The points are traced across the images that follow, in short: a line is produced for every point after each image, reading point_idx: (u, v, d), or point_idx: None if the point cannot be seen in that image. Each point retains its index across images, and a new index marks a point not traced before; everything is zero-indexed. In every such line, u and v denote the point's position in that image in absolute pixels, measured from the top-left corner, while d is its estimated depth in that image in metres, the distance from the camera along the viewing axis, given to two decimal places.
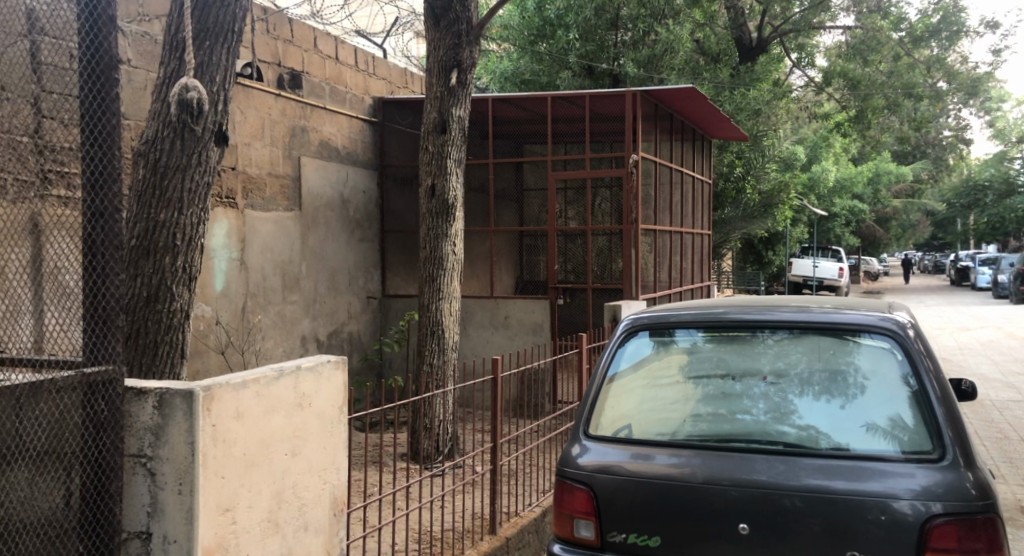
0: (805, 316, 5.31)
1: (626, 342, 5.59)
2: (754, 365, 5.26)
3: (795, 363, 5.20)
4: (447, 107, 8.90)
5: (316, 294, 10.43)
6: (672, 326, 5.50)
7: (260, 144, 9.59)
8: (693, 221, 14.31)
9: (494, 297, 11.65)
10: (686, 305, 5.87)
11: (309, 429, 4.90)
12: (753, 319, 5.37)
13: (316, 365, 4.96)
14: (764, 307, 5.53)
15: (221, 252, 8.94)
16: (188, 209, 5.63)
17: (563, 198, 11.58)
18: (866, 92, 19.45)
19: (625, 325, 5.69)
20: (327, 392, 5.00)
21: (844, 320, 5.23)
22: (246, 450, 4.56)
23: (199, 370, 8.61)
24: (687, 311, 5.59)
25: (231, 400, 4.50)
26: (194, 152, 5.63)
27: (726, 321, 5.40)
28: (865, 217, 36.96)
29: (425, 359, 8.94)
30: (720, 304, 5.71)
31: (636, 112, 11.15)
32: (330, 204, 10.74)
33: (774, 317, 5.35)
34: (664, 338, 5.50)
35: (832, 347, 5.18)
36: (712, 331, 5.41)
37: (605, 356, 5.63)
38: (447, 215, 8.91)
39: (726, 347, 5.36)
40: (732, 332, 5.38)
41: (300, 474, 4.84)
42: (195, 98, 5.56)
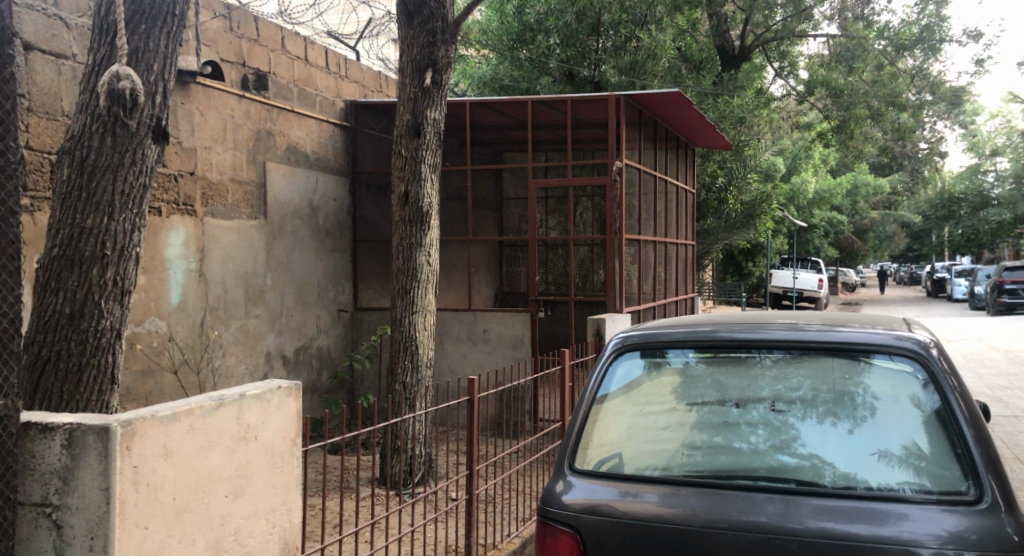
0: (809, 333, 4.79)
1: (615, 362, 5.05)
2: (754, 388, 4.75)
3: (799, 386, 4.69)
4: (421, 109, 8.37)
5: (282, 307, 9.86)
6: (663, 345, 4.97)
7: (222, 148, 9.03)
8: (676, 231, 13.80)
9: (471, 310, 11.03)
10: (681, 321, 5.33)
11: (256, 465, 4.35)
12: (753, 337, 4.84)
13: (265, 393, 4.41)
14: (765, 322, 5.00)
15: (177, 263, 8.37)
16: (119, 214, 5.30)
17: (545, 207, 11.07)
18: (850, 102, 18.98)
19: (613, 343, 5.15)
20: (278, 424, 4.46)
21: (852, 338, 4.71)
22: (177, 494, 4.02)
23: (153, 391, 8.04)
24: (680, 329, 5.05)
25: (158, 437, 3.97)
26: (128, 148, 5.33)
27: (723, 340, 4.86)
28: (845, 229, 36.59)
29: (396, 379, 8.37)
30: (717, 320, 5.18)
31: (620, 117, 10.63)
32: (298, 212, 10.18)
33: (775, 334, 4.83)
34: (655, 359, 4.97)
35: (846, 371, 4.66)
36: (707, 352, 4.88)
37: (591, 379, 5.10)
38: (421, 223, 8.36)
39: (723, 368, 4.83)
40: (729, 353, 4.85)
41: (244, 518, 4.29)
42: (127, 88, 5.26)
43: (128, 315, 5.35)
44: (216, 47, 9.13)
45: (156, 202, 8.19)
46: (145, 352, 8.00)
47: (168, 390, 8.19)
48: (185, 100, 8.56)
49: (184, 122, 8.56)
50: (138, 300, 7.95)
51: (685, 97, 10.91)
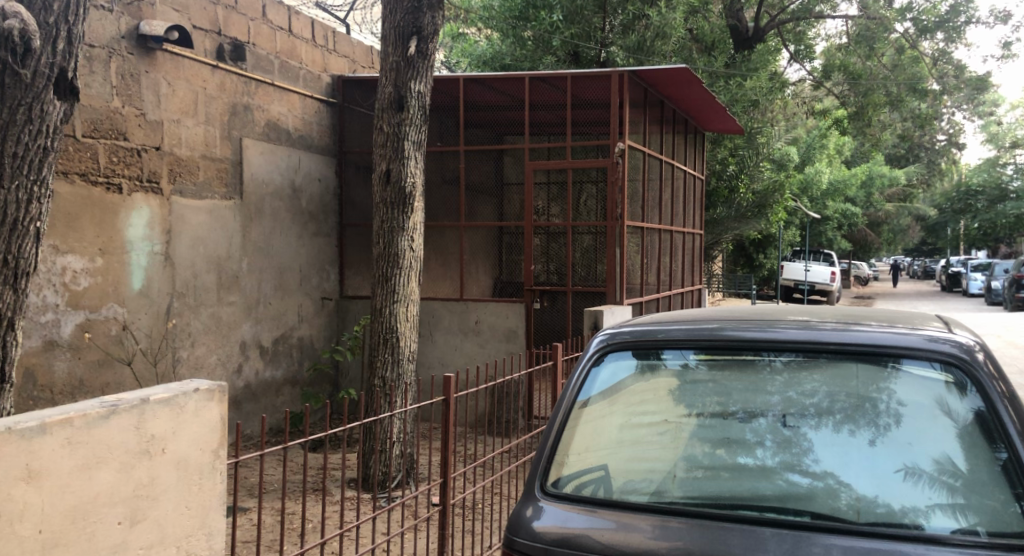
0: (826, 333, 4.13)
1: (601, 364, 4.40)
2: (760, 394, 4.09)
3: (813, 392, 4.03)
4: (404, 80, 7.70)
5: (259, 295, 9.21)
6: (658, 345, 4.31)
7: (192, 122, 8.39)
8: (683, 220, 13.06)
9: (463, 299, 10.31)
10: (677, 317, 4.67)
11: (162, 483, 3.80)
12: (760, 337, 4.18)
13: (174, 396, 3.85)
14: (775, 321, 4.34)
15: (139, 245, 7.73)
16: (9, 182, 4.76)
17: (545, 192, 10.34)
18: (867, 88, 18.03)
19: (599, 342, 4.49)
20: (192, 432, 3.90)
21: (876, 340, 4.05)
22: (46, 524, 3.49)
23: (110, 384, 7.44)
24: (676, 327, 4.39)
25: (22, 455, 3.44)
26: (20, 102, 4.79)
27: (726, 341, 4.21)
28: (859, 220, 35.72)
29: (374, 373, 7.69)
30: (720, 316, 4.52)
31: (624, 94, 9.92)
32: (279, 192, 9.52)
33: (786, 334, 4.17)
34: (646, 360, 4.31)
35: (870, 379, 4.00)
36: (707, 353, 4.22)
37: (573, 381, 4.45)
38: (403, 205, 7.70)
39: (724, 371, 4.18)
40: (732, 354, 4.19)
41: (145, 548, 3.75)
42: (15, 30, 4.71)
43: (23, 301, 4.84)
44: (187, 14, 8.48)
45: (115, 178, 7.55)
46: (99, 341, 7.38)
47: (127, 383, 7.59)
48: (150, 68, 7.93)
49: (149, 92, 7.92)
50: (93, 284, 7.33)
51: (694, 74, 10.21)
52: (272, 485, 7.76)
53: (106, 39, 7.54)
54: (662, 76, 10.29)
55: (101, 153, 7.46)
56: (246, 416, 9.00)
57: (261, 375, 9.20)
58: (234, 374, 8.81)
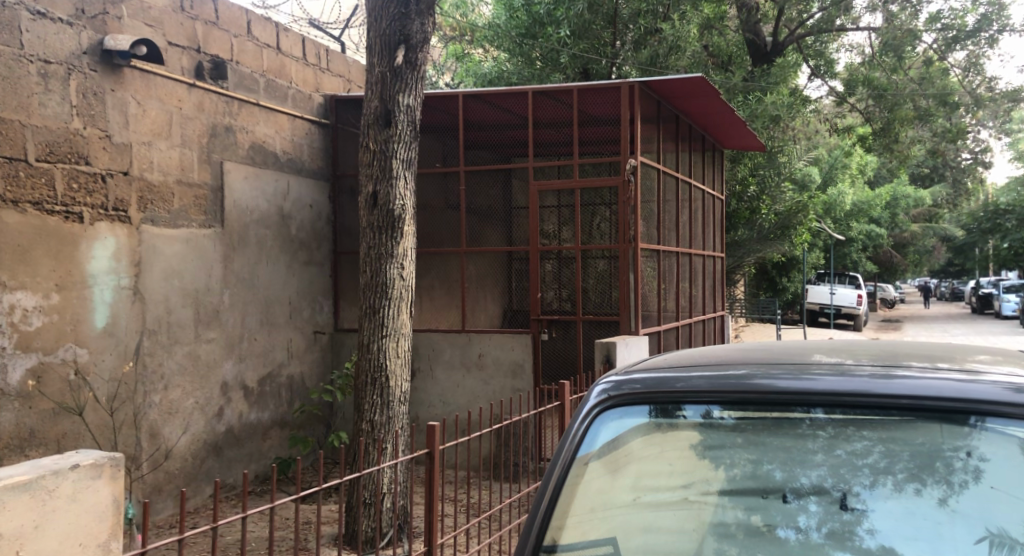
0: (876, 382, 3.67)
1: (600, 422, 3.88)
2: (802, 452, 3.63)
3: (867, 452, 3.58)
4: (391, 94, 7.00)
5: (242, 331, 8.51)
6: (677, 397, 3.81)
7: (166, 145, 7.74)
8: (702, 242, 12.26)
9: (466, 331, 9.49)
10: (687, 359, 4.17)
11: None
12: (802, 388, 3.71)
13: (38, 486, 3.67)
14: (814, 367, 3.84)
15: (103, 278, 7.10)
16: None
17: (556, 215, 9.56)
18: (894, 102, 17.08)
19: (603, 391, 3.96)
20: (62, 525, 3.72)
21: (939, 390, 3.60)
22: None
23: (66, 433, 6.81)
24: (695, 374, 3.89)
25: None
26: None
27: (759, 394, 3.73)
28: (884, 242, 34.61)
29: (362, 416, 6.95)
30: (740, 358, 4.04)
31: (634, 106, 9.19)
32: (265, 220, 8.83)
33: (832, 383, 3.70)
34: (662, 415, 3.81)
35: (939, 435, 3.55)
36: (737, 408, 3.75)
37: (573, 436, 3.93)
38: (392, 230, 6.97)
39: (759, 425, 3.71)
40: (766, 408, 3.72)
41: None
42: None
43: None
44: (161, 29, 7.84)
45: (76, 207, 6.94)
46: (54, 386, 6.75)
47: (89, 428, 6.95)
48: (118, 87, 7.28)
49: (115, 112, 7.27)
50: (48, 323, 6.73)
51: (712, 84, 9.46)
52: (250, 544, 7.08)
53: (65, 54, 6.91)
54: (679, 86, 9.53)
55: (57, 179, 6.84)
56: (229, 464, 8.32)
57: (245, 418, 8.51)
58: (214, 419, 8.14)
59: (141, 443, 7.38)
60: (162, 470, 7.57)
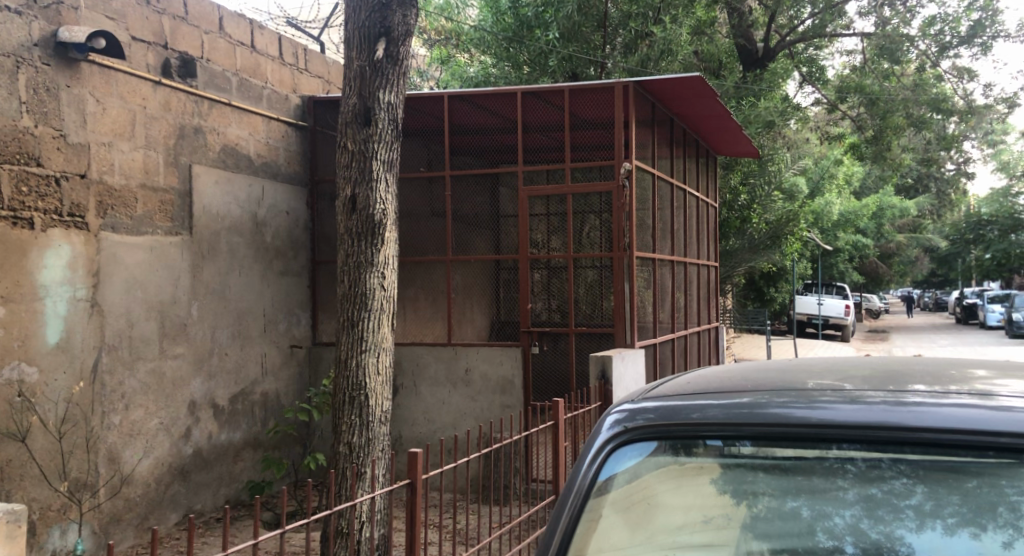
0: (896, 412, 3.24)
1: (614, 458, 3.43)
2: (834, 488, 3.20)
3: (908, 492, 3.15)
4: (370, 90, 6.47)
5: (212, 346, 7.96)
6: (696, 430, 3.36)
7: (128, 147, 7.18)
8: (696, 250, 11.77)
9: (451, 344, 8.95)
10: (693, 385, 3.72)
11: None
12: (822, 420, 3.27)
13: None
14: (836, 392, 3.40)
15: (57, 290, 6.58)
16: None
17: (546, 223, 9.02)
18: (886, 109, 16.56)
19: (616, 424, 3.49)
20: None
21: (975, 422, 3.16)
22: None
23: (12, 460, 6.29)
24: (710, 403, 3.44)
25: None
26: None
27: (775, 426, 3.29)
28: (870, 251, 34.24)
29: (339, 439, 6.39)
30: (751, 384, 3.60)
31: (629, 107, 8.67)
32: (237, 227, 8.25)
33: (850, 413, 3.27)
34: (680, 452, 3.36)
35: (1000, 475, 3.11)
36: (762, 441, 3.30)
37: (584, 475, 3.47)
38: (372, 238, 6.43)
39: (783, 461, 3.27)
40: (790, 442, 3.27)
41: None
42: None
43: None
44: (124, 22, 7.26)
45: (25, 212, 6.42)
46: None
47: (36, 454, 6.43)
48: (74, 83, 6.74)
49: (71, 110, 6.73)
50: None
51: (710, 85, 8.94)
52: None
53: (13, 46, 6.36)
54: (675, 86, 9.01)
55: (4, 181, 6.31)
56: (197, 489, 7.77)
57: (214, 439, 7.96)
58: (180, 440, 7.60)
59: (99, 468, 6.88)
60: (120, 497, 7.05)
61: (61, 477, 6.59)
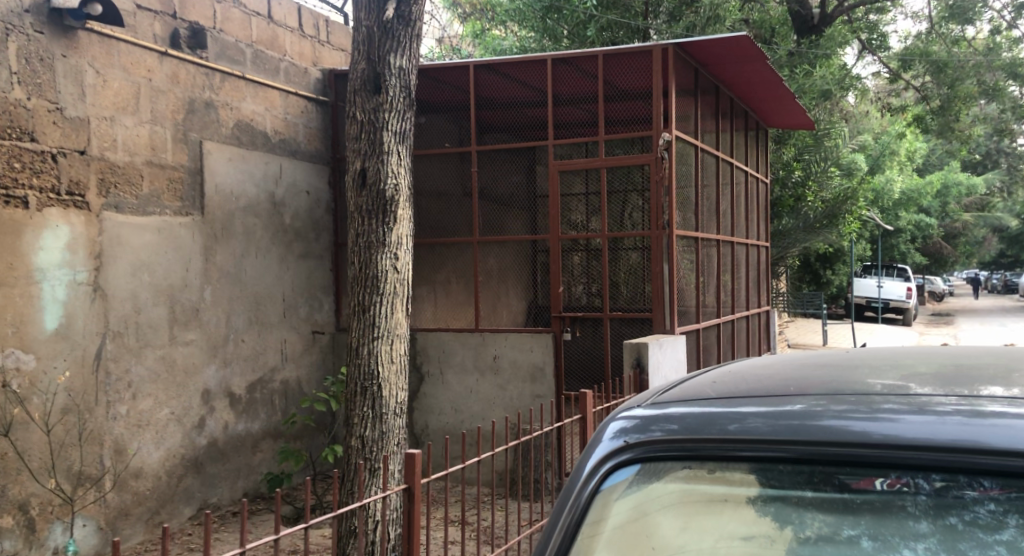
0: (972, 427, 2.99)
1: (622, 469, 3.22)
2: (903, 517, 2.97)
3: (999, 525, 2.91)
4: (380, 55, 6.01)
5: (229, 332, 7.58)
6: (726, 446, 3.14)
7: (132, 121, 6.80)
8: (746, 230, 11.16)
9: (479, 330, 8.48)
10: (731, 385, 3.49)
11: None
12: (883, 437, 3.03)
13: None
14: (895, 400, 3.17)
15: (53, 272, 6.24)
16: None
17: (584, 203, 8.43)
18: (954, 77, 15.66)
19: (622, 435, 3.28)
20: None
21: None
22: None
23: (9, 452, 5.96)
24: (752, 412, 3.21)
25: None
26: None
27: (832, 444, 3.05)
28: (933, 231, 33.10)
29: (351, 432, 5.95)
30: (794, 387, 3.35)
31: (668, 71, 8.12)
32: (254, 207, 7.84)
33: (921, 428, 3.03)
34: (702, 469, 3.15)
35: None
36: (809, 460, 3.06)
37: (583, 489, 3.27)
38: (383, 215, 5.98)
39: (841, 484, 3.03)
40: (837, 463, 3.04)
41: None
42: None
43: None
44: None
45: (16, 189, 6.06)
46: None
47: (32, 446, 6.09)
48: (71, 53, 6.38)
49: (69, 81, 6.37)
50: None
51: (757, 46, 8.33)
52: None
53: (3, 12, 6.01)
54: (717, 48, 8.42)
55: None
56: (212, 481, 7.39)
57: (231, 430, 7.58)
58: (193, 430, 7.23)
59: (105, 461, 6.53)
60: (128, 491, 6.69)
61: (50, 475, 6.18)
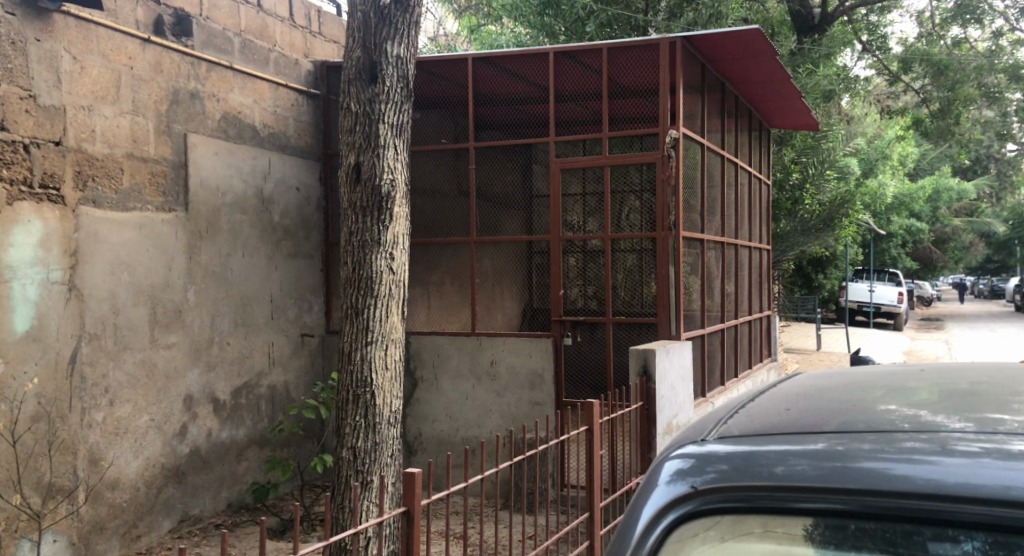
0: (1009, 469, 2.96)
1: (678, 515, 3.14)
2: None
3: None
4: (376, 42, 5.66)
5: (213, 335, 7.21)
6: (778, 490, 3.07)
7: (112, 111, 6.43)
8: (748, 232, 10.84)
9: (475, 334, 8.13)
10: (770, 420, 3.42)
11: None
12: (926, 483, 2.99)
13: None
14: (926, 439, 3.13)
15: (24, 271, 5.87)
16: None
17: (582, 203, 8.06)
18: (956, 79, 15.35)
19: (683, 480, 3.19)
20: None
21: None
22: None
23: None
24: (792, 452, 3.16)
25: None
26: None
27: (877, 490, 3.00)
28: (926, 235, 32.82)
29: (342, 442, 5.58)
30: (831, 423, 3.31)
31: (677, 65, 7.79)
32: (240, 203, 7.47)
33: (962, 470, 2.99)
34: (756, 517, 3.06)
35: None
36: (858, 505, 3.00)
37: (643, 542, 3.16)
38: (377, 212, 5.62)
39: (889, 530, 2.97)
40: (885, 508, 2.98)
41: None
42: None
43: None
44: None
45: None
46: None
47: None
48: (45, 37, 6.02)
49: (43, 67, 6.01)
50: None
51: (769, 41, 8.02)
52: None
53: None
54: (726, 43, 8.11)
55: None
56: (194, 492, 7.02)
57: (215, 437, 7.21)
58: (175, 438, 6.86)
59: (78, 471, 6.16)
60: (104, 503, 6.32)
61: (16, 490, 5.79)
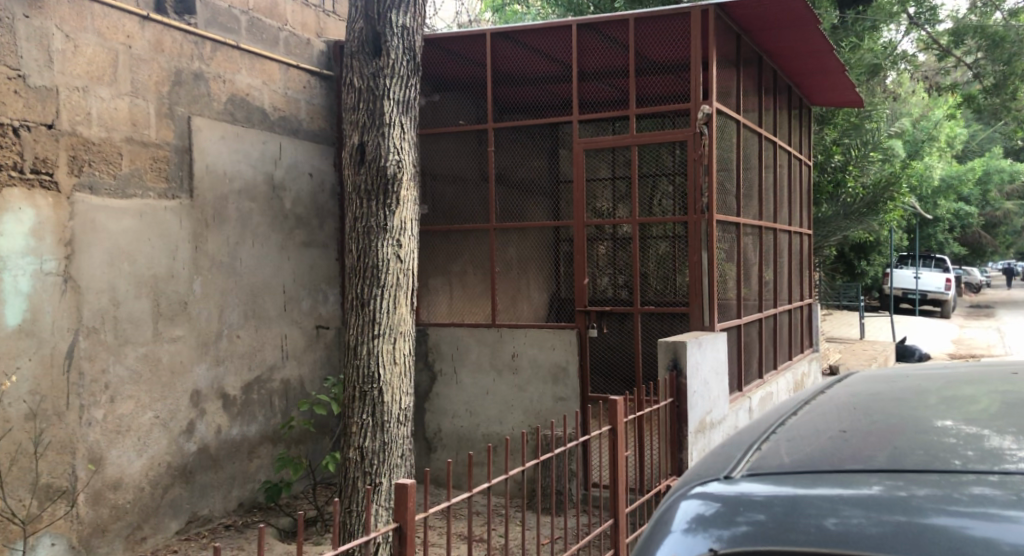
0: None
1: None
2: None
3: None
4: (379, 12, 5.29)
5: (222, 328, 6.89)
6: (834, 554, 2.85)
7: (108, 92, 6.12)
8: (788, 216, 10.35)
9: (496, 325, 7.80)
10: (812, 448, 3.16)
11: None
12: (1011, 547, 2.75)
13: None
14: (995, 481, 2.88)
15: (14, 261, 5.60)
16: None
17: (610, 190, 7.61)
18: (1011, 52, 14.65)
19: (706, 532, 2.97)
20: None
21: None
22: None
23: None
24: (845, 500, 2.92)
25: None
26: None
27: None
28: (975, 220, 31.88)
29: (348, 443, 5.22)
30: (884, 455, 3.05)
31: (710, 35, 7.34)
32: (250, 190, 7.13)
33: None
34: None
35: None
36: None
37: None
38: (382, 195, 5.26)
39: None
40: None
41: None
42: None
43: None
44: None
45: None
46: None
47: None
48: (34, 13, 5.72)
49: (32, 46, 5.71)
50: None
51: (809, 8, 7.55)
52: None
53: None
54: (764, 10, 7.65)
55: None
56: (203, 492, 6.71)
57: (225, 434, 6.90)
58: (181, 435, 6.55)
59: (76, 472, 5.87)
60: (105, 505, 6.03)
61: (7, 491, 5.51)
